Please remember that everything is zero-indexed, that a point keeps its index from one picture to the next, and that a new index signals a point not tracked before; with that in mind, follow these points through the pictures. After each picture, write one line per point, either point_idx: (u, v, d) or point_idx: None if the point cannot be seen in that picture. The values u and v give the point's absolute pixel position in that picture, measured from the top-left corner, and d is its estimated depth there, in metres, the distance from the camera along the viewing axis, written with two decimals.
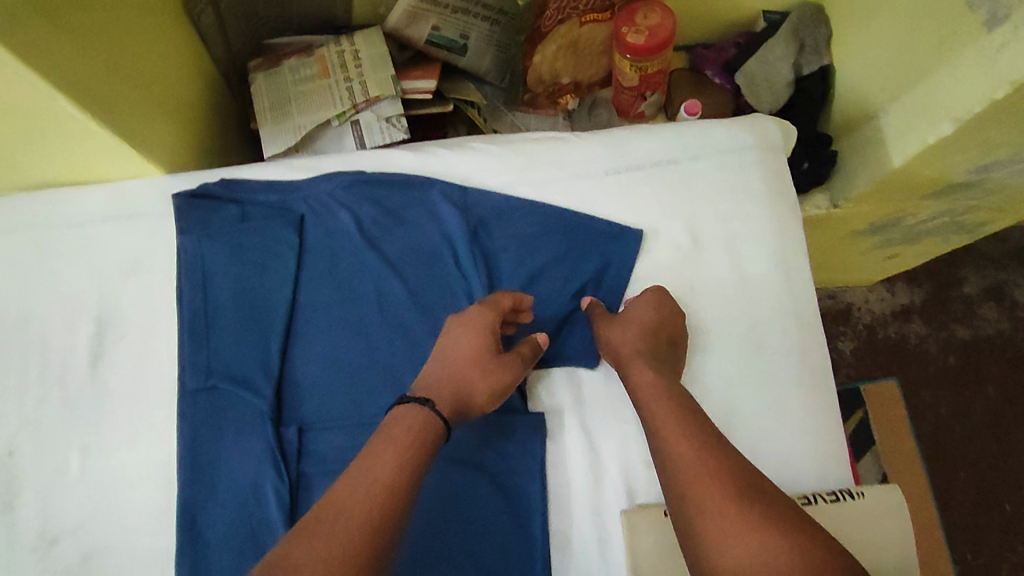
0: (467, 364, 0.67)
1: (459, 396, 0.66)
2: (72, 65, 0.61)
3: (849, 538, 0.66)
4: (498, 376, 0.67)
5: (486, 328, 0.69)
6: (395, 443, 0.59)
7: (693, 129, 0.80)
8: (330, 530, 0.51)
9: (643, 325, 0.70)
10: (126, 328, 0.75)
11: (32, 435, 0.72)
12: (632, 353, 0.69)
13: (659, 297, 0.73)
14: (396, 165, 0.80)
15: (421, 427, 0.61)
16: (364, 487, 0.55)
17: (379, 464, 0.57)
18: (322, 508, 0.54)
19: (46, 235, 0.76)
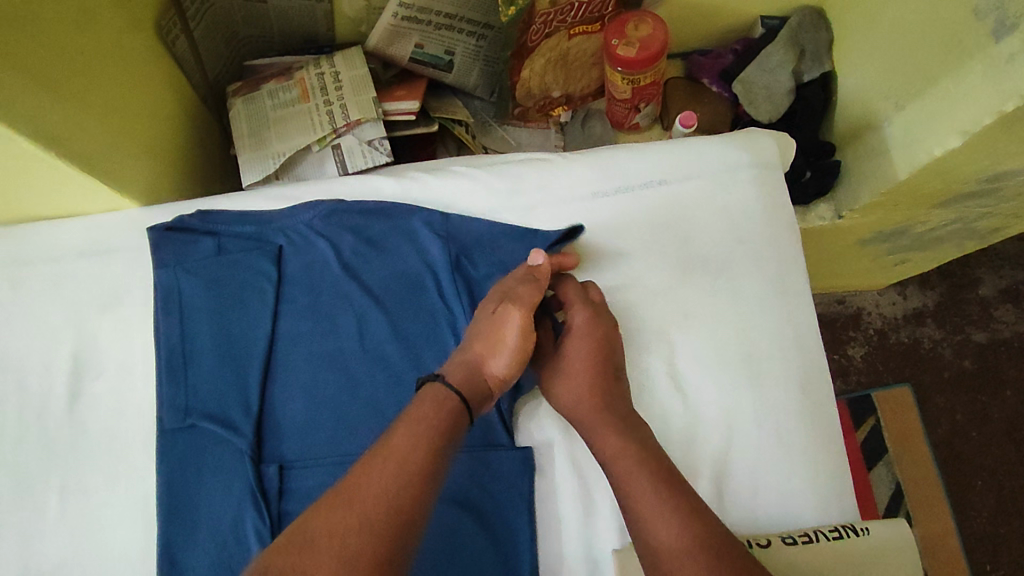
0: (475, 329, 0.67)
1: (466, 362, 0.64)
2: (33, 104, 0.59)
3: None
4: (501, 338, 0.65)
5: (496, 296, 0.69)
6: (420, 427, 0.57)
7: (685, 147, 0.77)
8: (347, 513, 0.51)
9: (586, 370, 0.67)
10: (104, 364, 0.72)
11: (10, 474, 0.69)
12: (590, 413, 0.65)
13: (590, 315, 0.69)
14: (376, 193, 0.77)
15: (436, 413, 0.59)
16: (364, 498, 0.52)
17: (379, 466, 0.54)
18: (315, 517, 0.51)
19: (20, 269, 0.74)
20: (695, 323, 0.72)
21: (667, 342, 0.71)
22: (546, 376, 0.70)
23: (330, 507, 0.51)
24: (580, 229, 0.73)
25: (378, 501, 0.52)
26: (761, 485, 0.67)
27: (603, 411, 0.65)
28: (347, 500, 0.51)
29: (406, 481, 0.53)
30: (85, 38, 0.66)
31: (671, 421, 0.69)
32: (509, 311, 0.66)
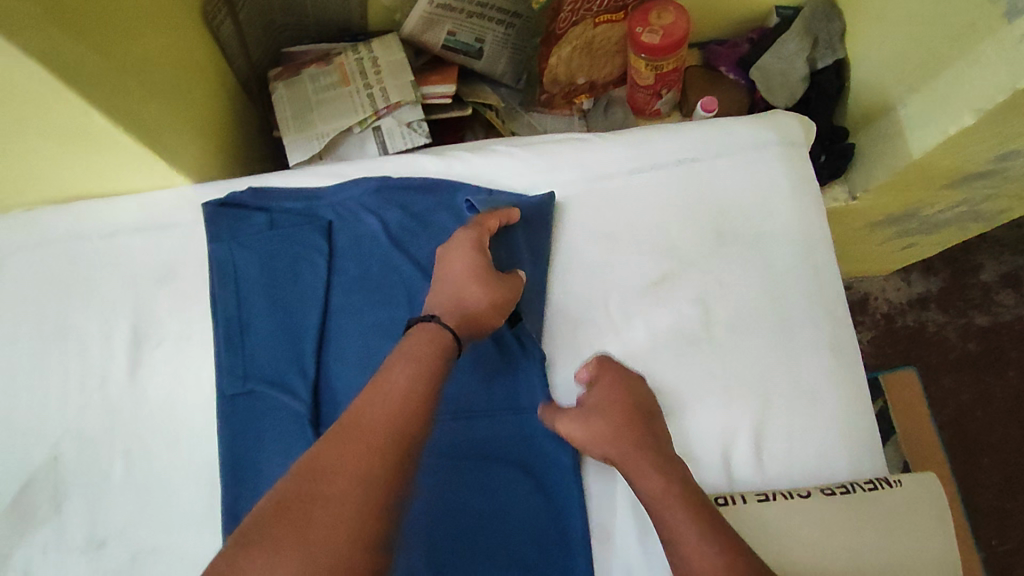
0: (466, 271, 0.68)
1: (460, 302, 0.66)
2: (104, 85, 0.62)
3: (893, 528, 0.66)
4: (506, 287, 0.68)
5: (479, 244, 0.70)
6: (417, 363, 0.58)
7: (714, 126, 0.80)
8: (357, 440, 0.51)
9: (620, 413, 0.66)
10: (162, 334, 0.75)
11: (77, 440, 0.72)
12: (633, 453, 0.63)
13: (613, 371, 0.69)
14: (420, 170, 0.80)
15: (428, 348, 0.60)
16: (370, 431, 0.52)
17: (380, 399, 0.55)
18: (325, 449, 0.51)
19: (78, 246, 0.77)
20: (729, 291, 0.75)
21: (702, 309, 0.74)
22: (575, 420, 0.67)
23: (338, 438, 0.52)
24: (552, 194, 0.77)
25: (385, 428, 0.53)
26: (795, 442, 0.71)
27: (647, 451, 0.63)
28: (355, 430, 0.52)
29: (407, 410, 0.54)
30: (144, 21, 0.69)
31: (708, 383, 0.73)
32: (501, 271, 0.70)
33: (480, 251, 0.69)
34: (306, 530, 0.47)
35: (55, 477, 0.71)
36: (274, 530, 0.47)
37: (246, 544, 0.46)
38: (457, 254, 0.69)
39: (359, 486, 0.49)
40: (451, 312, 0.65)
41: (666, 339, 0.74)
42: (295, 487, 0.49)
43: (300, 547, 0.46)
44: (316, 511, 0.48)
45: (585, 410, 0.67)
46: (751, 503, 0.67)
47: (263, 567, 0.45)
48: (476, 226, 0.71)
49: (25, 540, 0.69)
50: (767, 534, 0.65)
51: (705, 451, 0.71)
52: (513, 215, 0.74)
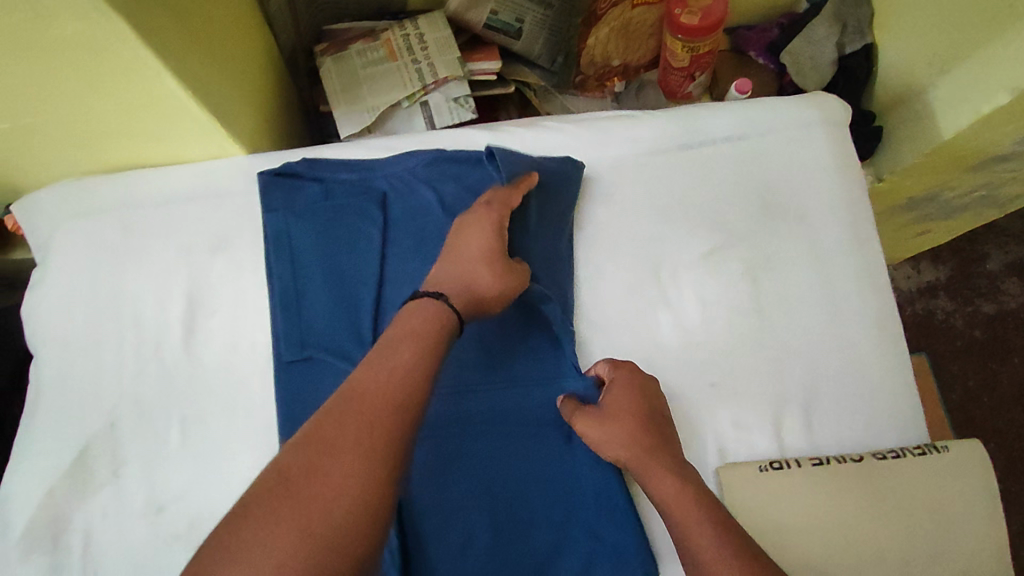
0: (482, 253, 0.67)
1: (471, 282, 0.64)
2: (174, 45, 0.63)
3: (941, 492, 0.68)
4: (515, 276, 0.67)
5: (494, 225, 0.69)
6: (418, 336, 0.57)
7: (760, 106, 0.82)
8: (361, 412, 0.51)
9: (636, 419, 0.66)
10: (217, 302, 0.75)
11: (133, 406, 0.73)
12: (646, 456, 0.64)
13: (630, 375, 0.69)
14: (473, 143, 0.81)
15: (433, 325, 0.59)
16: (373, 402, 0.51)
17: (384, 373, 0.54)
18: (327, 421, 0.50)
19: (133, 215, 0.78)
20: (777, 264, 0.77)
21: (751, 281, 0.76)
22: (590, 424, 0.67)
23: (341, 410, 0.51)
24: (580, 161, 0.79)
25: (389, 403, 0.52)
26: (843, 411, 0.73)
27: (658, 453, 0.64)
28: (359, 403, 0.51)
29: (410, 386, 0.53)
30: None
31: (757, 354, 0.74)
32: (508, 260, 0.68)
33: (498, 235, 0.68)
34: (308, 502, 0.46)
35: (111, 443, 0.71)
36: (276, 502, 0.46)
37: (247, 514, 0.46)
38: (475, 234, 0.68)
39: (363, 458, 0.49)
40: (460, 291, 0.63)
41: (716, 311, 0.75)
42: (297, 459, 0.48)
43: (302, 520, 0.45)
44: (319, 483, 0.47)
45: (603, 412, 0.67)
46: (805, 467, 0.69)
47: (264, 537, 0.44)
48: (499, 208, 0.70)
49: (84, 502, 0.70)
50: (819, 496, 0.68)
51: (756, 420, 0.72)
52: (528, 188, 0.74)
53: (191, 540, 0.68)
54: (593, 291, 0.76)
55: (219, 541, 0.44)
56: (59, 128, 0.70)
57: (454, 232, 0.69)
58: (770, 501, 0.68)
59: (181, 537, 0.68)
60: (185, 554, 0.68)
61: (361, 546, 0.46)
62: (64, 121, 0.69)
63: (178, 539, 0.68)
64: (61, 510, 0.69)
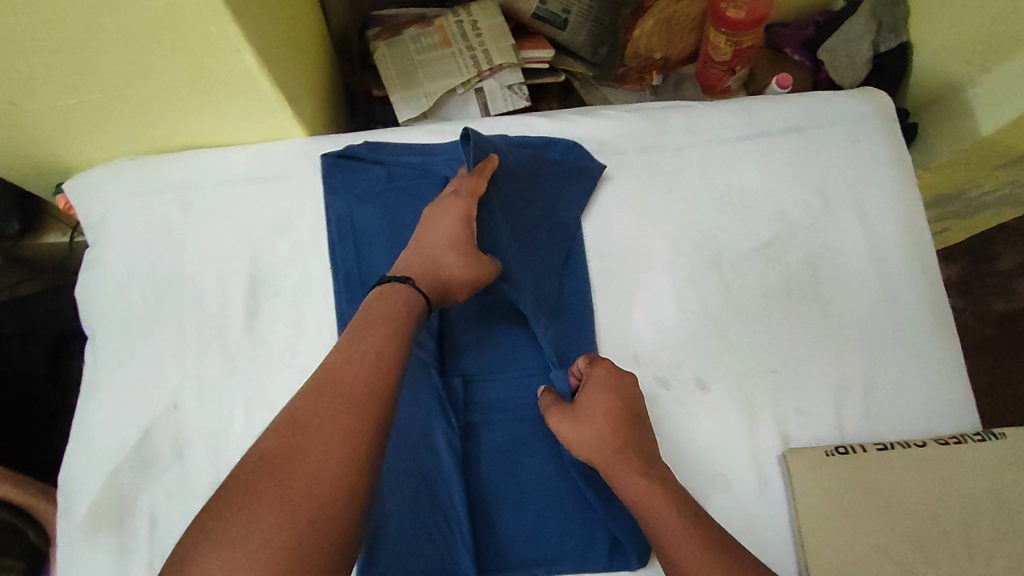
0: (448, 241, 0.69)
1: (435, 268, 0.68)
2: (253, 22, 0.63)
3: (1008, 476, 0.68)
4: (476, 265, 0.69)
5: (459, 214, 0.70)
6: (386, 324, 0.60)
7: (814, 99, 0.83)
8: (334, 397, 0.53)
9: (609, 419, 0.67)
10: (280, 284, 0.75)
11: (196, 388, 0.72)
12: (616, 457, 0.66)
13: (606, 375, 0.69)
14: (533, 129, 0.81)
15: (401, 309, 0.62)
16: (347, 386, 0.54)
17: (356, 359, 0.56)
18: (302, 407, 0.52)
19: (193, 196, 0.77)
20: (834, 254, 0.78)
21: (810, 271, 0.77)
22: (565, 426, 0.68)
23: (317, 396, 0.53)
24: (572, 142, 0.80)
25: (361, 384, 0.54)
26: (902, 399, 0.74)
27: (629, 454, 0.66)
28: (332, 391, 0.53)
29: (382, 369, 0.56)
30: None
31: (815, 342, 0.75)
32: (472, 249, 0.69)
33: (466, 223, 0.70)
34: (288, 484, 0.48)
35: (176, 424, 0.71)
36: (257, 485, 0.48)
37: (227, 500, 0.47)
38: (441, 222, 0.70)
39: (338, 437, 0.51)
40: (423, 276, 0.67)
41: (775, 299, 0.76)
42: (275, 444, 0.50)
43: (283, 501, 0.47)
44: (297, 463, 0.49)
45: (576, 412, 0.68)
46: (870, 452, 0.70)
47: (248, 521, 0.46)
48: (467, 195, 0.71)
49: (150, 483, 0.69)
50: (882, 480, 0.69)
51: (816, 406, 0.74)
52: (490, 173, 0.73)
53: None
54: (654, 278, 0.77)
55: (202, 527, 0.46)
56: (127, 103, 0.70)
57: (424, 219, 0.72)
58: (829, 491, 0.69)
59: None
60: None
61: (342, 522, 0.48)
62: (130, 95, 0.68)
63: None
64: (125, 491, 0.69)
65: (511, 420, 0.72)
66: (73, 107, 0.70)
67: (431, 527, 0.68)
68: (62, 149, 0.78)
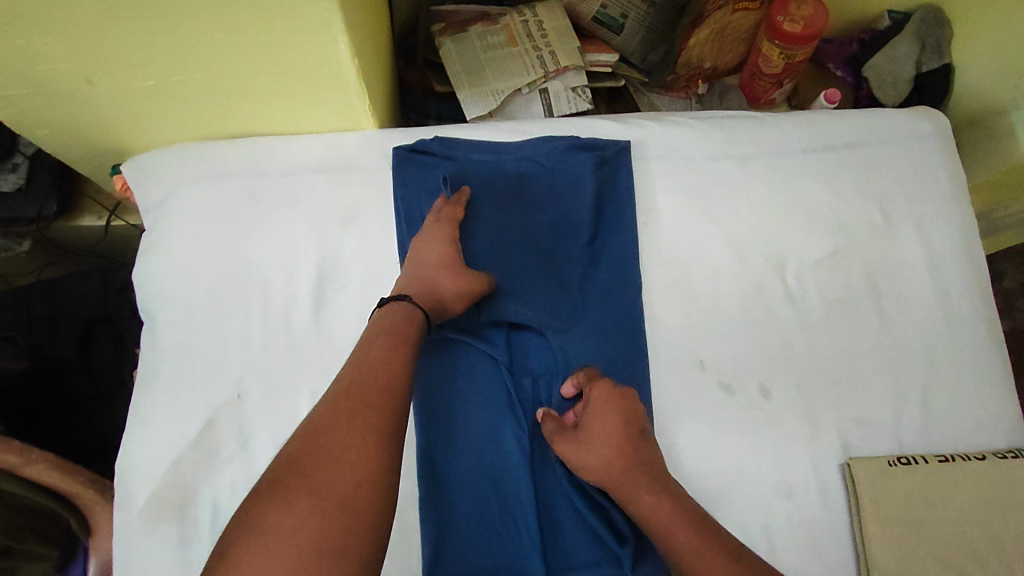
0: (436, 259, 0.69)
1: (428, 287, 0.67)
2: (348, 8, 0.63)
3: None
4: (469, 279, 0.69)
5: (442, 234, 0.71)
6: (390, 335, 0.62)
7: (878, 116, 0.85)
8: (350, 401, 0.55)
9: (612, 435, 0.65)
10: (347, 276, 0.75)
11: (260, 379, 0.71)
12: (624, 474, 0.63)
13: (604, 390, 0.68)
14: (602, 131, 0.81)
15: (402, 323, 0.63)
16: (364, 390, 0.56)
17: (371, 367, 0.58)
18: (326, 412, 0.54)
19: (260, 183, 0.76)
20: (894, 268, 0.79)
21: (871, 284, 0.79)
22: (569, 450, 0.66)
23: (340, 401, 0.55)
24: (628, 144, 0.80)
25: (377, 389, 0.56)
26: (961, 414, 0.75)
27: (637, 470, 0.63)
28: (350, 395, 0.55)
29: (396, 374, 0.58)
30: None
31: (876, 355, 0.76)
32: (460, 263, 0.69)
33: (452, 243, 0.70)
34: (317, 483, 0.50)
35: (239, 413, 0.70)
36: (287, 482, 0.50)
37: (262, 497, 0.49)
38: (426, 244, 0.70)
39: (358, 436, 0.53)
40: (419, 296, 0.67)
41: (838, 310, 0.77)
42: (301, 447, 0.52)
43: (310, 495, 0.49)
44: (324, 462, 0.51)
45: (581, 434, 0.66)
46: (933, 463, 0.71)
47: (279, 514, 0.48)
48: (448, 218, 0.72)
49: (212, 474, 0.68)
50: (941, 493, 0.69)
51: (878, 417, 0.74)
52: (466, 200, 0.74)
53: None
54: (716, 284, 0.77)
55: (240, 525, 0.48)
56: (205, 86, 0.69)
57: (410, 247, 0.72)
58: (890, 501, 0.69)
59: None
60: None
61: (367, 518, 0.50)
62: (212, 79, 0.68)
63: None
64: (186, 482, 0.68)
65: None
66: (150, 88, 0.68)
67: (497, 526, 0.67)
68: (126, 131, 0.76)
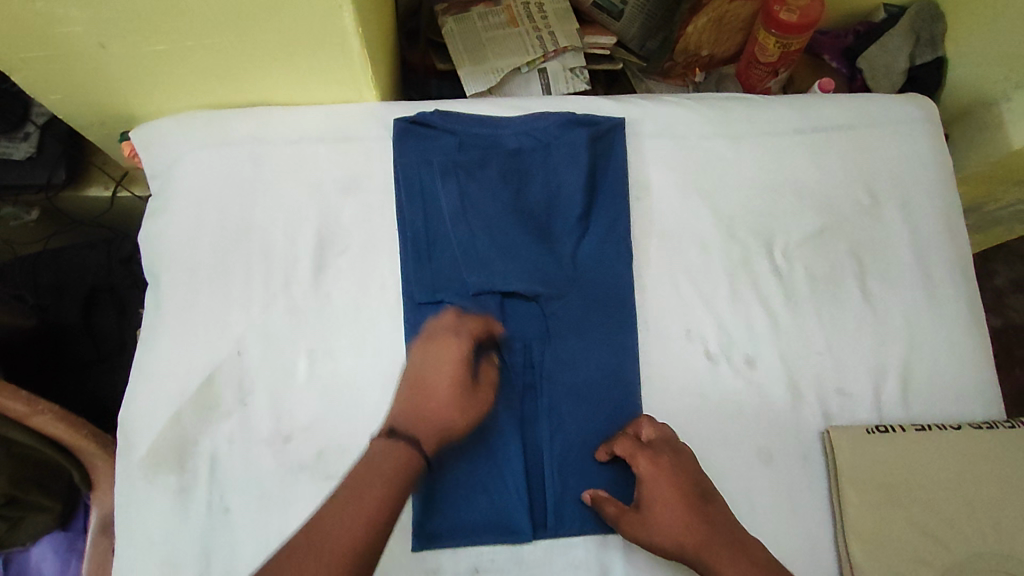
0: (445, 386, 0.65)
1: (435, 420, 0.64)
2: None
3: None
4: (477, 407, 0.66)
5: (455, 357, 0.67)
6: (383, 478, 0.57)
7: (869, 101, 0.87)
8: (320, 546, 0.51)
9: (673, 505, 0.64)
10: (347, 242, 0.77)
11: (261, 337, 0.73)
12: (700, 545, 0.62)
13: (652, 458, 0.67)
14: (598, 108, 0.84)
15: (403, 462, 0.59)
16: (336, 533, 0.52)
17: (353, 504, 0.54)
18: (295, 548, 0.51)
19: (264, 151, 0.79)
20: (879, 247, 0.81)
21: (856, 262, 0.81)
22: (636, 529, 0.65)
23: (310, 542, 0.52)
24: (621, 121, 0.82)
25: (350, 535, 0.52)
26: (938, 388, 0.78)
27: (711, 539, 0.62)
28: (320, 537, 0.52)
29: (373, 526, 0.54)
30: None
31: (859, 330, 0.79)
32: (470, 390, 0.67)
33: (464, 367, 0.67)
34: None
35: (239, 369, 0.72)
36: None
37: None
38: (438, 366, 0.66)
39: None
40: (426, 432, 0.63)
41: (822, 286, 0.80)
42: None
43: None
44: None
45: (643, 511, 0.65)
46: (910, 432, 0.73)
47: None
48: (465, 341, 0.69)
49: (212, 427, 0.71)
50: (916, 460, 0.72)
51: (858, 388, 0.77)
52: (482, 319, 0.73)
53: (318, 471, 0.70)
54: (706, 259, 0.79)
55: None
56: (213, 54, 0.71)
57: (418, 364, 0.67)
58: (866, 469, 0.72)
59: (309, 467, 0.70)
60: (312, 485, 0.70)
61: None
62: (220, 45, 0.70)
63: (306, 468, 0.70)
64: (186, 435, 0.70)
65: (574, 385, 0.74)
66: (159, 54, 0.71)
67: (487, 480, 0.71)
68: (136, 98, 0.78)
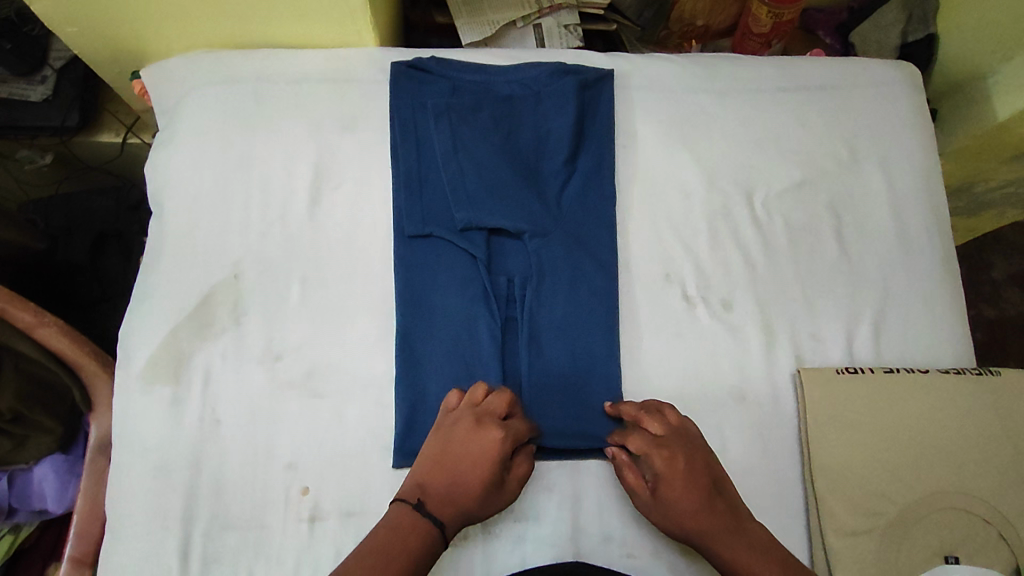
0: (478, 476, 0.65)
1: (465, 508, 0.65)
2: None
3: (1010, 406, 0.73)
4: (502, 503, 0.67)
5: (494, 446, 0.66)
6: (408, 551, 0.60)
7: (854, 63, 0.89)
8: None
9: (686, 497, 0.66)
10: (342, 177, 0.80)
11: (257, 262, 0.77)
12: (710, 529, 0.65)
13: (667, 456, 0.68)
14: (589, 60, 0.87)
15: (425, 541, 0.61)
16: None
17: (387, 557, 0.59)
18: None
19: (267, 89, 0.82)
20: (857, 203, 0.84)
21: (834, 215, 0.83)
22: (653, 513, 0.68)
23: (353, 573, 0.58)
24: (610, 72, 0.85)
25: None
26: (908, 337, 0.80)
27: (719, 521, 0.66)
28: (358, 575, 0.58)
29: None
30: None
31: (834, 279, 0.81)
32: (502, 483, 0.67)
33: (499, 462, 0.66)
34: None
35: (235, 291, 0.76)
36: None
37: None
38: (475, 454, 0.66)
39: None
40: (453, 513, 0.64)
41: (799, 235, 0.82)
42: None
43: None
44: None
45: (659, 501, 0.68)
46: (877, 373, 0.76)
47: None
48: (508, 438, 0.67)
49: (207, 343, 0.74)
50: (887, 399, 0.74)
51: (830, 334, 0.80)
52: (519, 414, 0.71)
53: (306, 389, 0.74)
54: (687, 207, 0.82)
55: None
56: None
57: (455, 442, 0.67)
58: (837, 407, 0.74)
59: (298, 384, 0.74)
60: (300, 400, 0.73)
61: None
62: None
63: (295, 386, 0.74)
64: (181, 350, 0.74)
65: (554, 320, 0.77)
66: None
67: None
68: (147, 36, 0.82)
